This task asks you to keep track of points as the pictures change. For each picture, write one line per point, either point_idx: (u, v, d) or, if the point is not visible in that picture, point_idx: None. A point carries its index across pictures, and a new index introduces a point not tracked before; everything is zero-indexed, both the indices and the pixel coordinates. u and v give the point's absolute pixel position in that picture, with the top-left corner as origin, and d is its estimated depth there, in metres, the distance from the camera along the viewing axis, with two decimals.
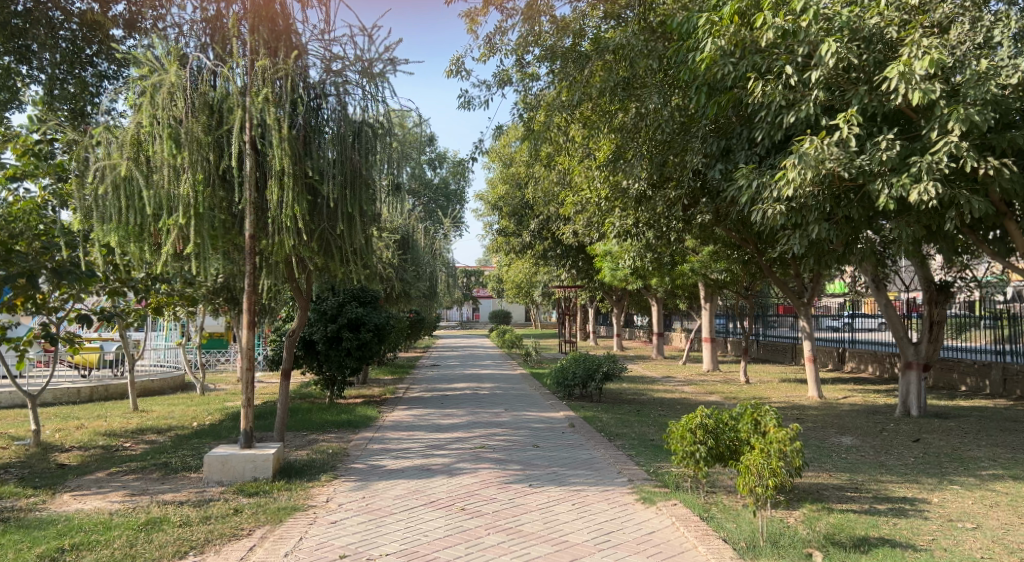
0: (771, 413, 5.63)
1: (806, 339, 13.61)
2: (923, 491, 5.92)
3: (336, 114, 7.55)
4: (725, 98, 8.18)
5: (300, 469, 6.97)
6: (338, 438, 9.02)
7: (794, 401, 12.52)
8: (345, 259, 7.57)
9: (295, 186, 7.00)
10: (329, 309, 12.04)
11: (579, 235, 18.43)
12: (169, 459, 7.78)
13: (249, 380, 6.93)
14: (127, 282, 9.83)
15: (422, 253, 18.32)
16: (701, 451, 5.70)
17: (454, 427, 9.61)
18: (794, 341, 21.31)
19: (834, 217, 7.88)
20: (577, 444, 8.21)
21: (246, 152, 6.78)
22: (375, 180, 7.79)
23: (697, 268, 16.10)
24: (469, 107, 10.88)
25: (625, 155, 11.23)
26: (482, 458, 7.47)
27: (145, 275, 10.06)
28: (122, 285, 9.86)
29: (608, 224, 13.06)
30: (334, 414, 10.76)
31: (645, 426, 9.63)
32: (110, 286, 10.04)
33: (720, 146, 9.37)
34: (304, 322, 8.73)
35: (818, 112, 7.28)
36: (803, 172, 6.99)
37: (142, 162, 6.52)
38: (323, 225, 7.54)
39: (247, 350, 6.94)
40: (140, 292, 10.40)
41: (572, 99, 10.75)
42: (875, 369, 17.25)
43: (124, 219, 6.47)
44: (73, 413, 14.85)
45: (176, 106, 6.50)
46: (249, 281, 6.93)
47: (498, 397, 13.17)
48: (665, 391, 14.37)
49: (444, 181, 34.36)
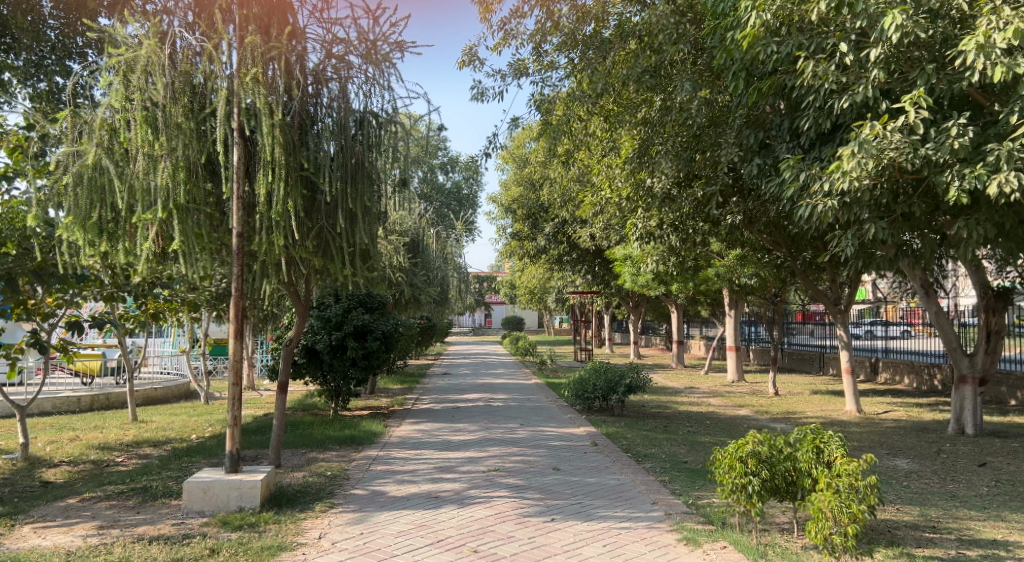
0: (836, 440, 4.89)
1: (843, 349, 12.66)
2: (1014, 532, 5.06)
3: (337, 101, 6.80)
4: (766, 84, 7.40)
5: (293, 496, 6.19)
6: (339, 457, 8.25)
7: (831, 417, 11.63)
8: (345, 263, 6.77)
9: (291, 177, 6.27)
10: (332, 315, 11.27)
11: (597, 240, 17.64)
12: (153, 481, 7.04)
13: (237, 396, 6.17)
14: (121, 286, 9.18)
15: (433, 257, 17.57)
16: (754, 484, 4.90)
17: (466, 445, 8.81)
18: (821, 350, 20.35)
19: (891, 215, 7.07)
20: (602, 467, 7.38)
21: (236, 141, 6.07)
22: (379, 174, 7.03)
23: (723, 273, 15.22)
24: (482, 99, 10.16)
25: (650, 150, 10.53)
26: (496, 484, 6.67)
27: (142, 279, 9.43)
28: (118, 290, 9.19)
29: (631, 225, 12.29)
30: (337, 429, 9.99)
31: (676, 446, 8.80)
32: (106, 292, 9.34)
33: (757, 140, 8.62)
34: (303, 330, 8.00)
35: (876, 95, 6.47)
36: (863, 162, 6.22)
37: (116, 151, 5.80)
38: (320, 222, 6.76)
39: (236, 362, 6.18)
40: (135, 297, 9.73)
41: (594, 90, 10.01)
42: (913, 380, 16.24)
43: (94, 213, 5.73)
44: (70, 424, 14.21)
45: (153, 87, 5.76)
46: (236, 284, 6.19)
47: (513, 410, 12.34)
48: (691, 404, 13.52)
49: (457, 185, 33.88)
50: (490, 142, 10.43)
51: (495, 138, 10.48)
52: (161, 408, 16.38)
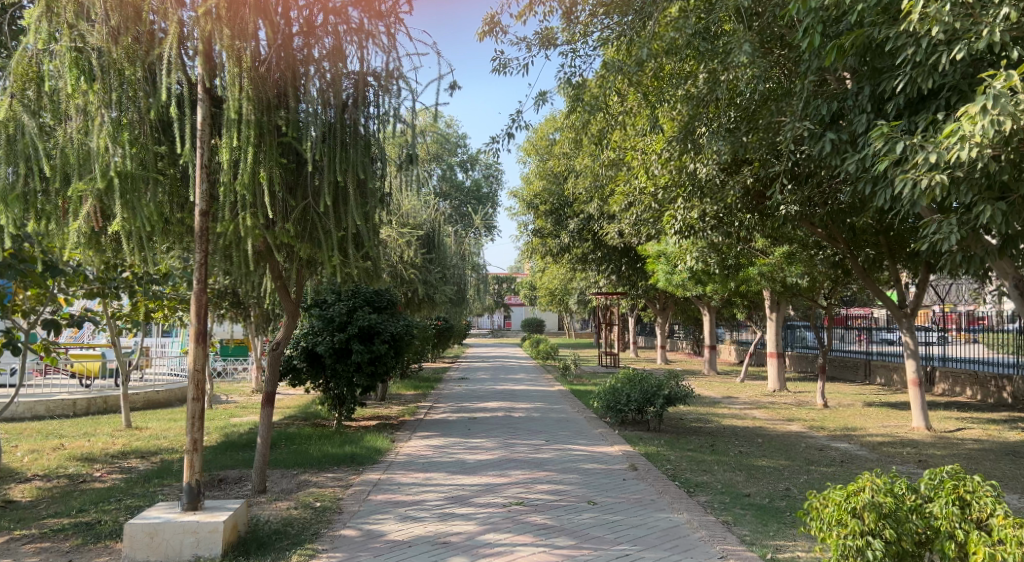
0: (985, 490, 3.61)
1: (909, 357, 11.17)
2: None
3: (331, 58, 5.64)
4: (852, 37, 6.10)
5: (266, 540, 4.98)
6: (335, 481, 7.03)
7: (899, 435, 10.21)
8: (337, 249, 5.56)
9: (265, 141, 5.22)
10: (335, 314, 10.00)
11: (626, 235, 16.33)
12: (106, 513, 5.86)
13: (197, 414, 4.97)
14: (107, 278, 8.08)
15: (449, 254, 16.29)
16: (876, 547, 3.51)
17: (483, 468, 7.55)
18: (867, 357, 18.83)
19: (1011, 197, 5.69)
20: (647, 502, 6.08)
21: (200, 96, 4.93)
22: (378, 144, 5.90)
23: (767, 272, 13.53)
24: (505, 72, 8.93)
25: (695, 132, 9.37)
26: (520, 525, 5.40)
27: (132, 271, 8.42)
28: (101, 282, 8.09)
29: (668, 218, 11.03)
30: (337, 445, 8.77)
31: (731, 471, 7.46)
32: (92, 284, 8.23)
33: (830, 111, 7.33)
34: (291, 331, 6.80)
35: (1003, 43, 5.19)
36: (994, 124, 4.87)
37: (42, 106, 4.72)
38: (305, 200, 5.59)
39: (195, 375, 4.95)
40: (121, 288, 8.54)
41: (637, 57, 8.55)
42: (976, 392, 14.70)
43: (20, 182, 4.68)
44: (59, 430, 13.17)
45: (83, 25, 4.66)
46: (198, 274, 4.98)
47: (536, 422, 11.05)
48: (734, 417, 12.13)
49: (477, 183, 32.92)
50: (513, 121, 9.09)
51: (519, 116, 9.09)
52: (160, 413, 15.33)
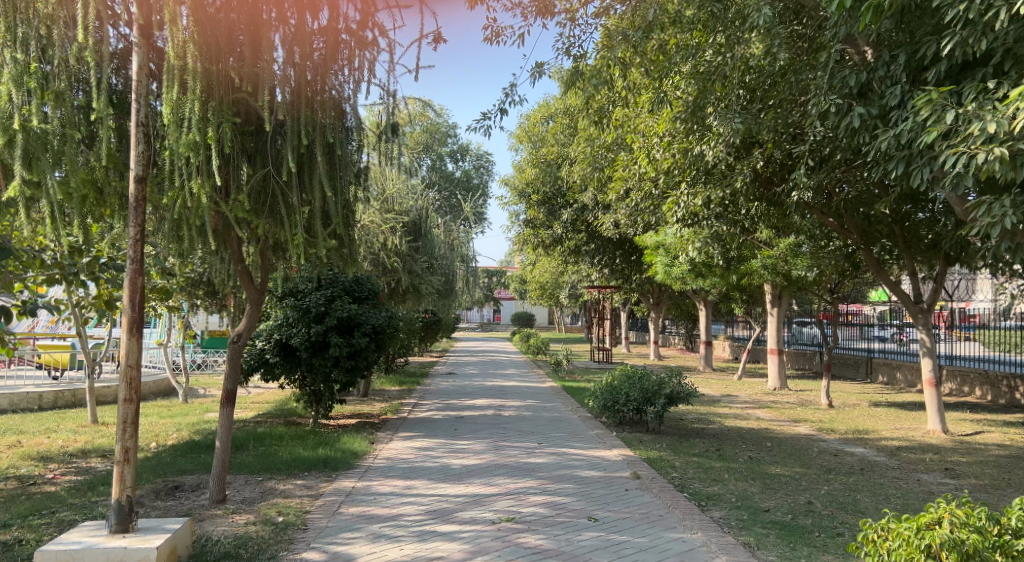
0: None
1: (925, 357, 10.48)
2: None
3: (298, 6, 4.85)
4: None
5: None
6: (304, 490, 6.25)
7: (915, 438, 9.55)
8: (301, 226, 4.82)
9: (214, 97, 4.59)
10: (312, 305, 9.18)
11: (622, 225, 15.65)
12: (33, 530, 5.06)
13: (128, 418, 4.19)
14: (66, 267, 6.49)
15: (437, 244, 15.49)
16: None
17: (468, 474, 6.81)
18: (867, 354, 18.22)
19: None
20: (655, 518, 5.36)
21: (137, 40, 4.18)
22: (353, 108, 5.17)
23: (771, 265, 12.85)
24: (497, 41, 8.13)
25: (704, 110, 8.63)
26: (512, 547, 4.66)
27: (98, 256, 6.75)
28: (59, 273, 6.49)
29: (670, 207, 10.25)
30: (310, 447, 7.99)
31: (744, 481, 6.75)
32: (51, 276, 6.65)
33: (858, 83, 6.61)
34: (254, 322, 6.02)
35: None
36: None
37: None
38: (266, 167, 4.92)
39: (127, 370, 4.17)
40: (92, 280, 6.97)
41: (644, 21, 7.77)
42: (985, 392, 14.09)
43: None
44: (19, 426, 12.30)
45: None
46: (133, 249, 4.23)
47: (527, 421, 10.33)
48: (737, 417, 11.43)
49: (467, 174, 32.24)
50: (507, 95, 8.32)
51: (513, 91, 8.33)
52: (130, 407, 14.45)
